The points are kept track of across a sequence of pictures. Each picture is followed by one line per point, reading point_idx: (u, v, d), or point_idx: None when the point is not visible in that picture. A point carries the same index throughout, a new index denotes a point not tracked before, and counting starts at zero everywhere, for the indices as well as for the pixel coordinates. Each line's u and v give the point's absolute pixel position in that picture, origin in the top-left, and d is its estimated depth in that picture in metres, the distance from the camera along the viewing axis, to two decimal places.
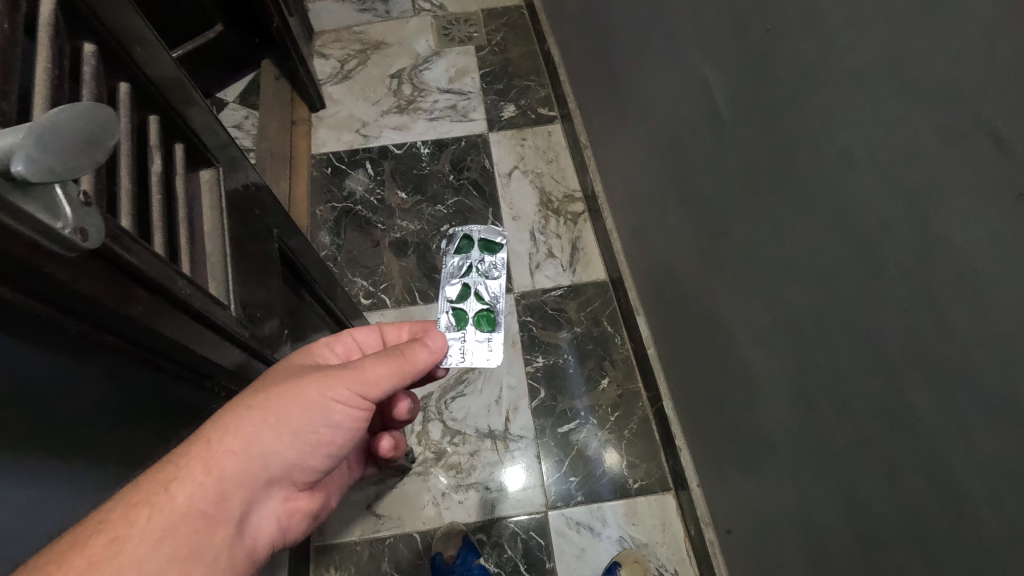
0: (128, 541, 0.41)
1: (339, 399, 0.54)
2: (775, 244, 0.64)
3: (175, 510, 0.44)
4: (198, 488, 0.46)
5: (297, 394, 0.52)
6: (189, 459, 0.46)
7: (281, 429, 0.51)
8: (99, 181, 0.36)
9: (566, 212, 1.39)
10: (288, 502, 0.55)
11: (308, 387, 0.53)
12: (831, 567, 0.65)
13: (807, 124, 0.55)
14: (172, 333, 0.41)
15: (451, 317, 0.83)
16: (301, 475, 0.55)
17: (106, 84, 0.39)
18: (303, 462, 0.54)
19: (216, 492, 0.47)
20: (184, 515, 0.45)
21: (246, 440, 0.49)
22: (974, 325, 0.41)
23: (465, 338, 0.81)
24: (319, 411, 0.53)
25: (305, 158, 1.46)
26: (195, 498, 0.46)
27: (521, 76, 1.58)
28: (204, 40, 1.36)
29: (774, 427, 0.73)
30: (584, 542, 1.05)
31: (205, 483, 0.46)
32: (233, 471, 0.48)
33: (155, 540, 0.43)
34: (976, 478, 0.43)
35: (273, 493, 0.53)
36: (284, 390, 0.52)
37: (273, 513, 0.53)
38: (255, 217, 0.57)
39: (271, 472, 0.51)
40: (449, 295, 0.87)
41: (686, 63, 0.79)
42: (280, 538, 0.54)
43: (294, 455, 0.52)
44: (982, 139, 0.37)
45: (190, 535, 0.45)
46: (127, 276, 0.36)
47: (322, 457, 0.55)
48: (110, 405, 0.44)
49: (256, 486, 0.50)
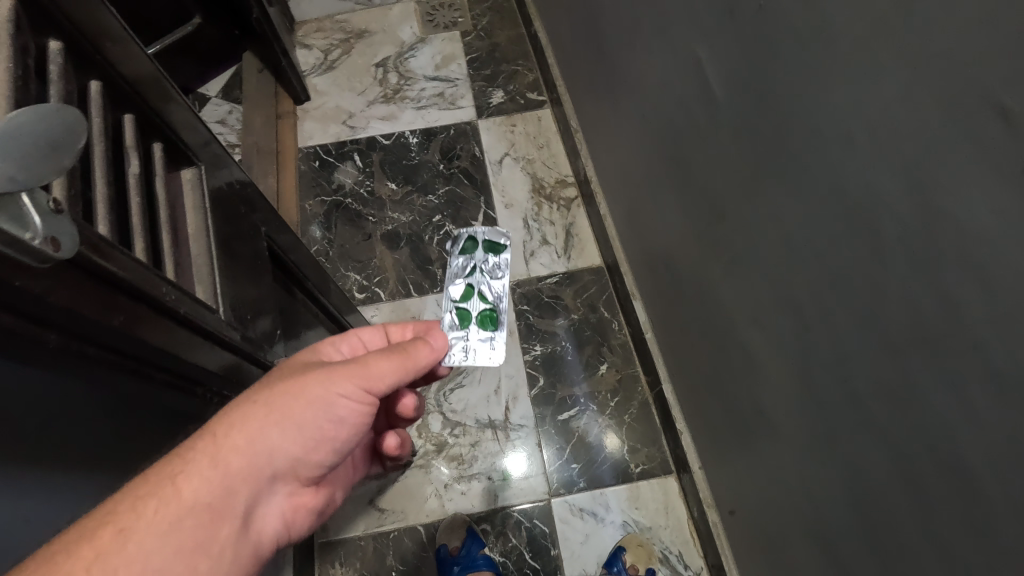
0: (135, 533, 0.42)
1: (342, 394, 0.53)
2: (772, 224, 0.63)
3: (181, 504, 0.45)
4: (203, 482, 0.46)
5: (301, 388, 0.52)
6: (195, 454, 0.47)
7: (284, 424, 0.51)
8: (73, 188, 0.34)
9: (558, 198, 1.37)
10: (291, 496, 0.55)
11: (311, 382, 0.52)
12: (835, 545, 0.65)
13: (802, 100, 0.54)
14: (157, 339, 0.40)
15: (454, 317, 0.82)
16: (306, 469, 0.55)
17: (76, 84, 0.37)
18: (307, 457, 0.54)
19: (222, 486, 0.47)
20: (190, 509, 0.45)
21: (250, 435, 0.49)
22: (978, 302, 0.40)
23: (468, 338, 0.80)
24: (323, 407, 0.52)
25: (292, 152, 1.44)
26: (201, 492, 0.46)
27: (509, 61, 1.56)
28: (182, 33, 1.33)
29: (774, 409, 0.73)
30: (587, 528, 1.06)
31: (210, 477, 0.47)
32: (239, 465, 0.48)
33: (161, 533, 0.43)
34: (981, 455, 0.43)
35: (278, 487, 0.53)
36: (286, 386, 0.52)
37: (276, 508, 0.53)
38: (241, 215, 0.55)
39: (275, 467, 0.51)
40: (453, 295, 0.85)
41: (676, 42, 0.77)
42: (283, 532, 0.54)
43: (297, 451, 0.52)
44: (984, 112, 0.37)
45: (196, 529, 0.45)
46: (108, 284, 0.35)
47: (327, 452, 0.55)
48: (99, 414, 0.43)
49: (261, 480, 0.50)
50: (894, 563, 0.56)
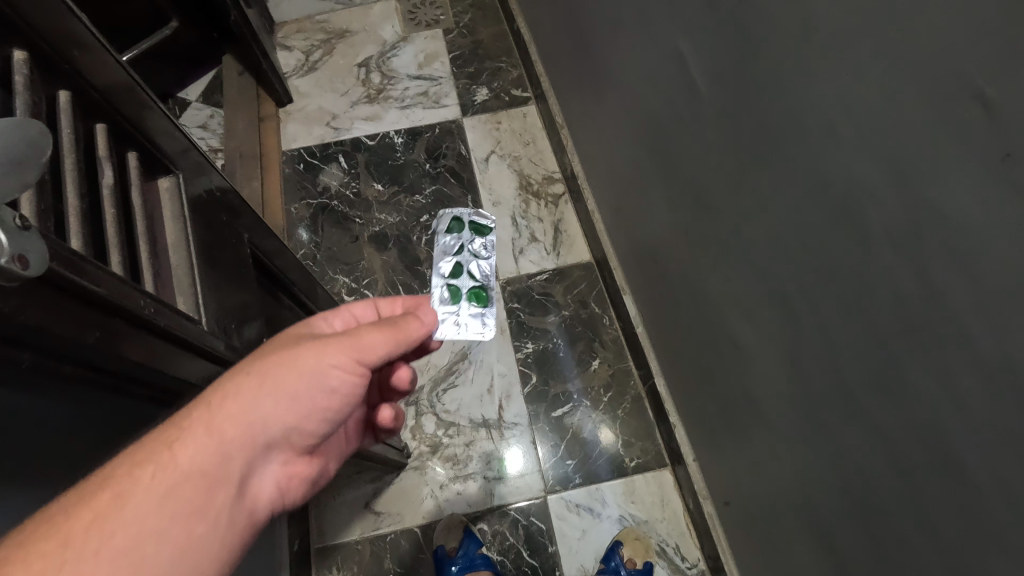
0: (131, 498, 0.38)
1: (336, 365, 0.49)
2: (759, 217, 0.63)
3: (175, 471, 0.41)
4: (198, 450, 0.42)
5: (292, 358, 0.48)
6: (188, 421, 0.43)
7: (278, 394, 0.46)
8: (41, 200, 0.33)
9: (546, 194, 1.37)
10: (287, 465, 0.51)
11: (304, 353, 0.48)
12: (829, 532, 0.66)
13: (787, 92, 0.53)
14: (142, 357, 0.37)
15: (446, 293, 0.82)
16: (303, 439, 0.51)
17: (44, 93, 0.36)
18: (304, 428, 0.50)
19: (217, 454, 0.43)
20: (185, 477, 0.41)
21: (245, 403, 0.45)
22: (963, 290, 0.41)
23: (459, 312, 0.80)
24: (318, 377, 0.48)
25: (276, 154, 1.42)
26: (196, 460, 0.42)
27: (492, 58, 1.55)
28: (159, 37, 1.31)
29: (766, 400, 0.73)
30: (584, 524, 1.06)
31: (204, 445, 0.43)
32: (234, 434, 0.44)
33: (157, 499, 0.39)
34: (970, 441, 0.43)
35: (274, 455, 0.49)
36: (278, 354, 0.47)
37: (273, 477, 0.49)
38: (224, 223, 0.54)
39: (270, 436, 0.47)
40: (443, 272, 0.86)
41: (659, 35, 0.77)
42: (280, 503, 0.50)
43: (293, 423, 0.48)
44: (966, 100, 0.37)
45: (191, 497, 0.41)
46: (82, 301, 0.32)
47: (324, 422, 0.51)
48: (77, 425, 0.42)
49: (257, 449, 0.46)
50: (887, 549, 0.56)
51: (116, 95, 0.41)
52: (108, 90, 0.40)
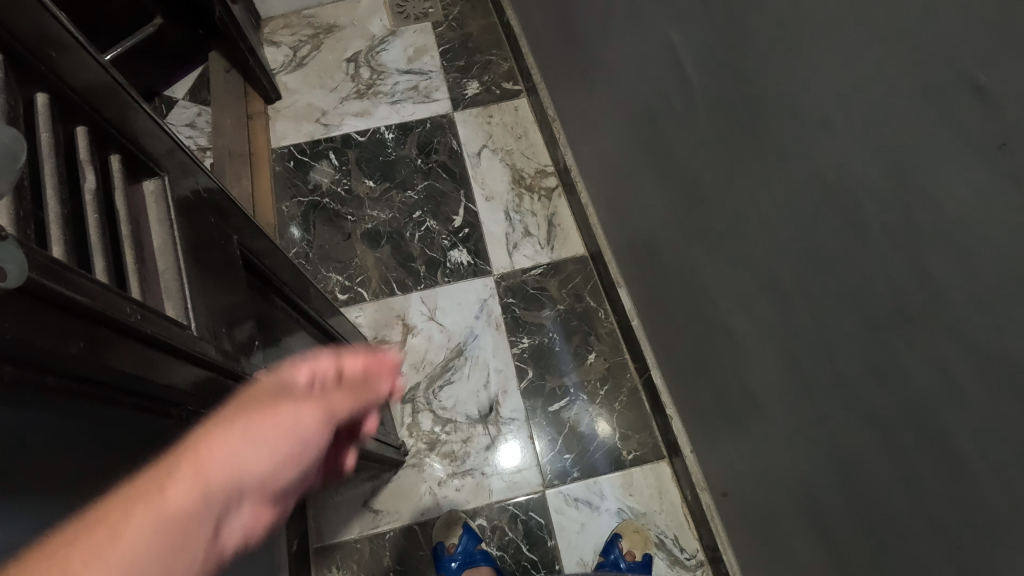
0: (121, 538, 0.31)
1: (313, 418, 0.44)
2: (754, 209, 0.63)
3: (162, 517, 0.33)
4: (188, 493, 0.35)
5: (272, 409, 0.42)
6: (171, 464, 0.35)
7: (263, 439, 0.40)
8: (21, 207, 0.32)
9: (539, 188, 1.36)
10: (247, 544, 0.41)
11: (283, 403, 0.43)
12: (828, 522, 0.66)
13: (779, 83, 0.53)
14: (129, 366, 0.36)
15: None
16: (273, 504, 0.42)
17: (21, 97, 0.35)
18: (278, 486, 0.41)
19: (204, 504, 0.35)
20: (174, 523, 0.33)
21: (230, 447, 0.38)
22: (960, 281, 0.40)
23: None
24: (300, 426, 0.43)
25: (265, 152, 1.41)
26: (185, 504, 0.34)
27: (482, 51, 1.54)
28: (143, 35, 1.29)
29: (763, 391, 0.73)
30: (583, 517, 1.06)
31: (193, 489, 0.35)
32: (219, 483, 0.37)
33: (148, 545, 0.32)
34: (967, 432, 0.43)
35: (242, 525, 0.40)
36: (258, 403, 0.42)
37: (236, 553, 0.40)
38: (212, 225, 0.54)
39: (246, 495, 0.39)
40: None
41: (650, 26, 0.76)
42: None
43: (273, 475, 0.41)
44: (960, 90, 0.36)
45: (177, 551, 0.33)
46: (63, 311, 0.31)
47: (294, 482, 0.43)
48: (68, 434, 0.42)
49: (235, 509, 0.38)
50: (886, 539, 0.57)
51: (98, 97, 0.40)
52: (89, 91, 0.40)
